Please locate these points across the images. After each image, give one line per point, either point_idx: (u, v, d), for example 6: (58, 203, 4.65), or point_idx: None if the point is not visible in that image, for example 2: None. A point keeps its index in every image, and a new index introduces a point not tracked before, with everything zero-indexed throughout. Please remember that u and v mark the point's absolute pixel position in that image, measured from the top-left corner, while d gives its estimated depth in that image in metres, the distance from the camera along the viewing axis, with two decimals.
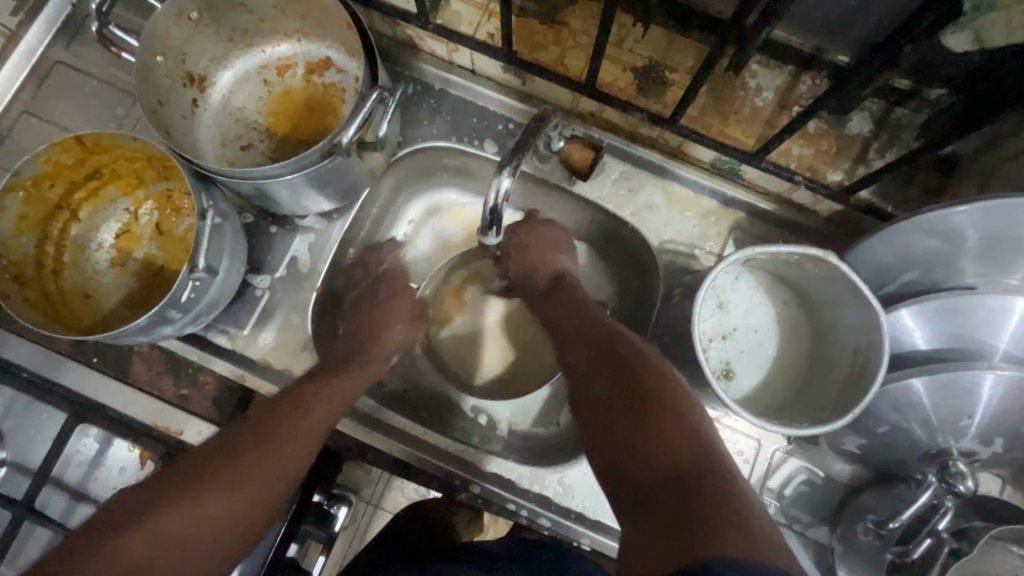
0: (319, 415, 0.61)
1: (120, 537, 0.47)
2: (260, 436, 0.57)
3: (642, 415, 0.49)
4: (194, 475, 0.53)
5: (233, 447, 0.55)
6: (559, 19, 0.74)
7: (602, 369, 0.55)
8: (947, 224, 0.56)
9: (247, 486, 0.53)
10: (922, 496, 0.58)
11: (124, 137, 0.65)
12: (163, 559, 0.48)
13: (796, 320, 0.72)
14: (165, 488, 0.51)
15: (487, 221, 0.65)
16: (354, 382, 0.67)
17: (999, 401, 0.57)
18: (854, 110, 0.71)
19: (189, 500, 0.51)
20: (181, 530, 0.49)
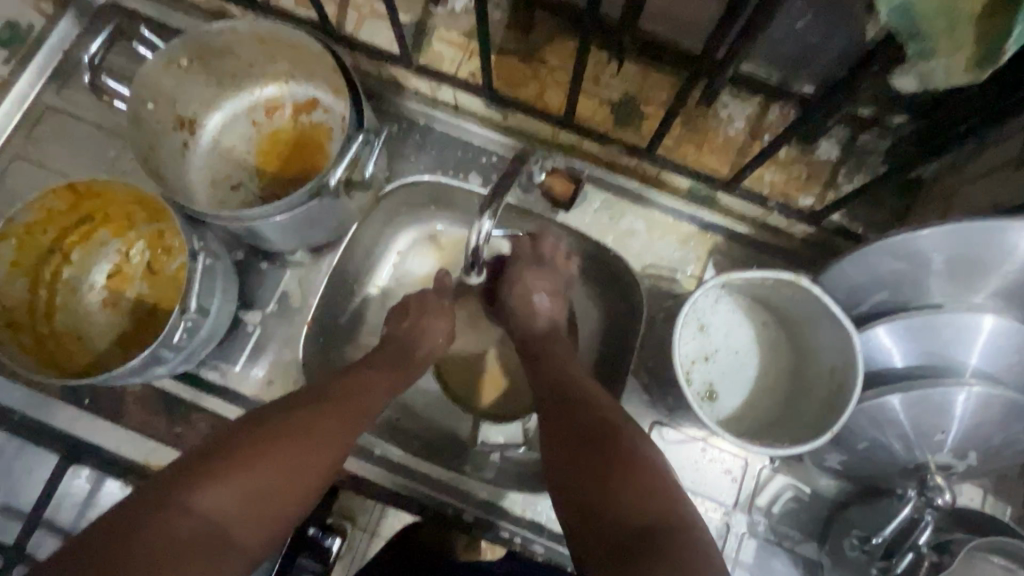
0: (369, 400, 0.63)
1: (186, 495, 0.48)
2: (316, 411, 0.58)
3: (604, 469, 0.52)
4: (256, 438, 0.53)
5: (294, 415, 0.56)
6: (538, 57, 0.77)
7: (569, 418, 0.58)
8: (913, 247, 0.59)
9: (310, 455, 0.55)
10: (903, 510, 0.59)
11: (115, 182, 0.67)
12: (227, 519, 0.48)
13: (775, 341, 0.74)
14: (229, 449, 0.52)
15: (470, 259, 0.67)
16: (393, 373, 0.69)
17: (971, 417, 0.59)
18: (823, 137, 0.74)
19: (253, 462, 0.51)
20: (246, 493, 0.50)
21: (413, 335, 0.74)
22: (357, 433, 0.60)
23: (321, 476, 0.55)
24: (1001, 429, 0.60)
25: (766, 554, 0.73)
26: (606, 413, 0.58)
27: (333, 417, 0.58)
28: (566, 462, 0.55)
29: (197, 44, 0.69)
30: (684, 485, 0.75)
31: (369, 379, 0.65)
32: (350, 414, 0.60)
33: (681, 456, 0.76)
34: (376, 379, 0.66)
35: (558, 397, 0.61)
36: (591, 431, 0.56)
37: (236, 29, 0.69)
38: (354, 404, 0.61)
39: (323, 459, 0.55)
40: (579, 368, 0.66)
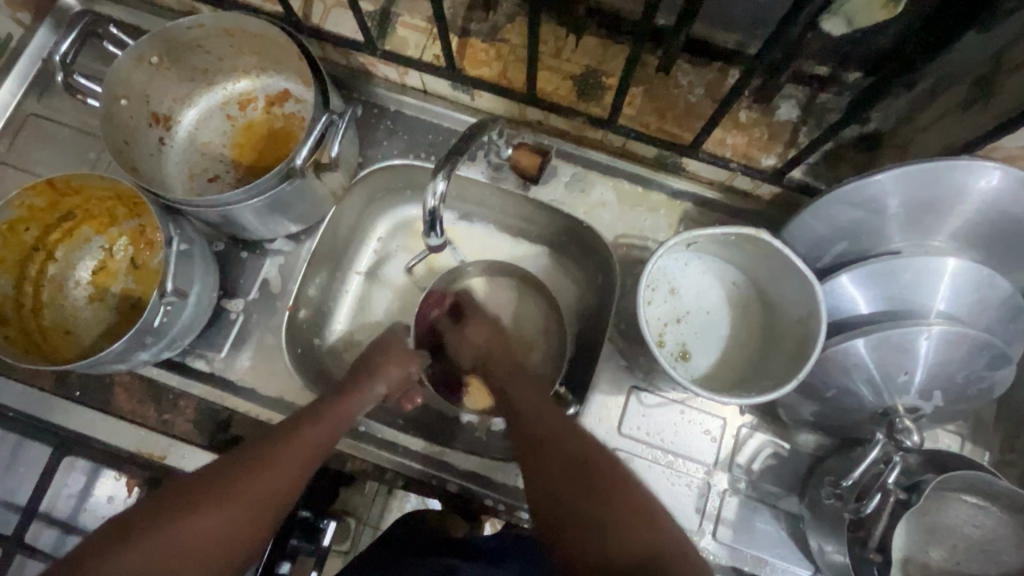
0: (330, 427, 0.63)
1: (136, 547, 0.49)
2: (272, 446, 0.59)
3: (595, 505, 0.54)
4: (213, 480, 0.55)
5: (251, 454, 0.58)
6: (500, 36, 0.79)
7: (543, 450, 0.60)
8: (867, 193, 0.60)
9: (264, 492, 0.56)
10: (873, 453, 0.61)
11: (92, 177, 0.69)
12: (179, 565, 0.50)
13: (747, 301, 0.74)
14: (182, 493, 0.53)
15: (429, 223, 0.67)
16: (359, 391, 0.69)
17: (935, 356, 0.60)
18: (781, 98, 0.75)
19: (205, 507, 0.52)
20: (198, 536, 0.51)
21: (375, 367, 0.72)
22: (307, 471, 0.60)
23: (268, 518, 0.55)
24: (964, 367, 0.61)
25: (748, 512, 0.74)
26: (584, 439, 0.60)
27: (282, 457, 0.58)
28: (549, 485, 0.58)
29: (166, 40, 0.71)
30: (664, 446, 0.76)
31: (326, 413, 0.64)
32: (302, 450, 0.60)
33: (661, 420, 0.77)
34: (339, 406, 0.66)
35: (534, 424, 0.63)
36: (578, 460, 0.58)
37: (204, 24, 0.71)
38: (306, 443, 0.60)
39: (278, 493, 0.56)
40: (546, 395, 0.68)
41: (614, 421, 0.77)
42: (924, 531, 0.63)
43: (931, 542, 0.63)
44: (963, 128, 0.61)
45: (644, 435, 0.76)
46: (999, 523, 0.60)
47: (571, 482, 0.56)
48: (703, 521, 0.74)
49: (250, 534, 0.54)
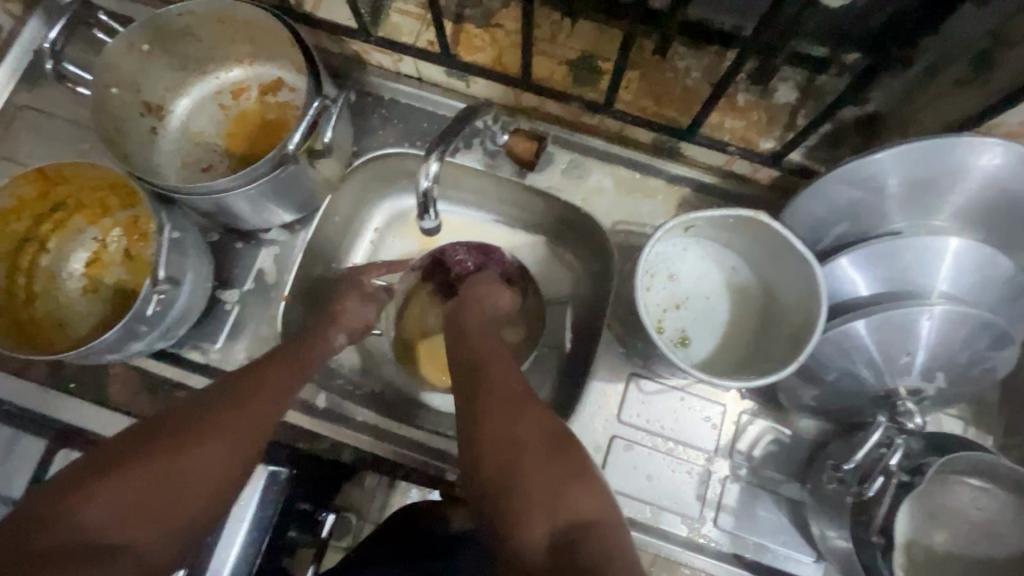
0: (277, 396, 0.61)
1: (67, 508, 0.48)
2: (214, 414, 0.56)
3: (532, 450, 0.52)
4: (149, 444, 0.52)
5: (192, 420, 0.55)
6: (494, 21, 0.78)
7: (501, 406, 0.56)
8: (865, 172, 0.60)
9: (201, 459, 0.53)
10: (875, 435, 0.60)
11: (82, 166, 0.68)
12: (108, 529, 0.48)
13: (746, 286, 0.74)
14: (118, 456, 0.51)
15: (423, 204, 0.67)
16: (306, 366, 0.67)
17: (936, 336, 0.60)
18: (778, 81, 0.74)
19: (138, 470, 0.50)
20: (131, 501, 0.49)
21: (338, 314, 0.76)
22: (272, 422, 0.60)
23: (232, 470, 0.54)
24: (966, 348, 0.60)
25: (750, 500, 0.73)
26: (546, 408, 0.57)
27: (245, 411, 0.58)
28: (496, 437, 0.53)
29: (157, 28, 0.71)
30: (663, 433, 0.75)
31: (285, 366, 0.65)
32: (262, 402, 0.60)
33: (661, 407, 0.76)
34: (285, 373, 0.64)
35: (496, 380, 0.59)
36: (537, 423, 0.54)
37: (194, 11, 0.70)
38: (268, 395, 0.61)
39: (215, 465, 0.53)
40: (508, 362, 0.63)
41: (613, 409, 0.76)
42: (928, 514, 0.62)
43: (934, 525, 0.62)
44: (962, 105, 0.60)
45: (643, 423, 0.76)
46: (1003, 506, 0.59)
47: (511, 436, 0.53)
48: (704, 508, 0.73)
49: (212, 486, 0.53)
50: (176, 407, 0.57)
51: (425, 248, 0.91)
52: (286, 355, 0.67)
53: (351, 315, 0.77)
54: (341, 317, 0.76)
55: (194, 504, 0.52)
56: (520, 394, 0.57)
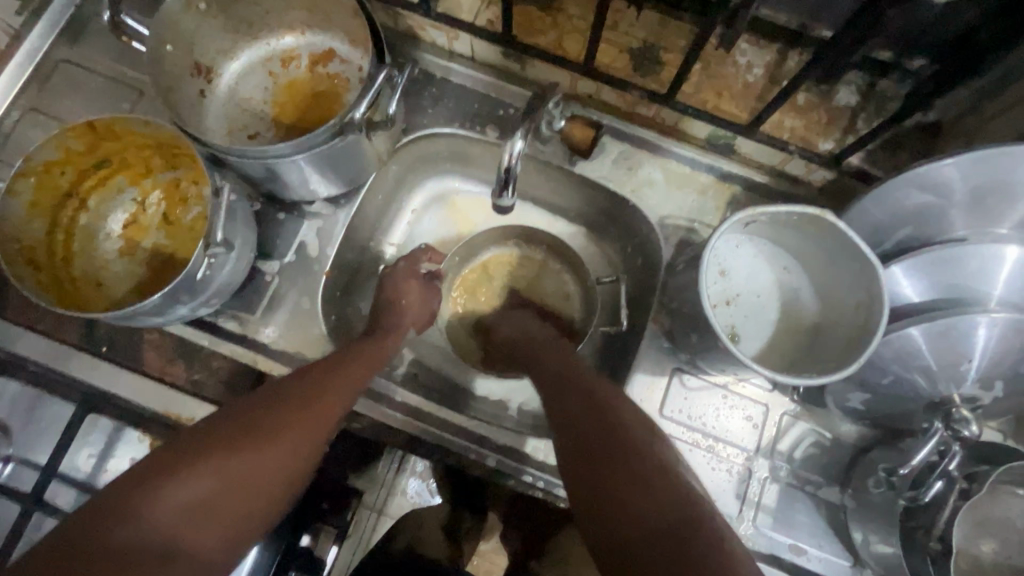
0: (343, 400, 0.62)
1: (145, 500, 0.48)
2: (282, 415, 0.57)
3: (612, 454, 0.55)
4: (217, 444, 0.53)
5: (265, 416, 0.56)
6: (556, 5, 0.77)
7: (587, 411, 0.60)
8: (938, 177, 0.59)
9: (269, 460, 0.54)
10: (931, 441, 0.59)
11: (137, 122, 0.66)
12: (181, 527, 0.49)
13: (796, 287, 0.73)
14: (190, 453, 0.51)
15: (504, 181, 0.64)
16: (367, 361, 0.67)
17: (997, 344, 0.59)
18: (840, 83, 0.74)
19: (217, 468, 0.51)
20: (199, 498, 0.50)
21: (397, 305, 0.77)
22: (333, 423, 0.61)
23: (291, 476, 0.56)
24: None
25: (789, 502, 0.73)
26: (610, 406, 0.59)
27: (314, 415, 0.59)
28: (583, 442, 0.57)
29: None
30: (705, 431, 0.75)
31: (351, 369, 0.65)
32: (329, 406, 0.60)
33: (702, 404, 0.75)
34: (354, 375, 0.65)
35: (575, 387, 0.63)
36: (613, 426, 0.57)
37: None
38: (335, 399, 0.61)
39: (280, 470, 0.55)
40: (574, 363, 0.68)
41: (655, 403, 0.75)
42: (977, 523, 0.62)
43: (982, 535, 0.62)
44: None
45: (685, 420, 0.75)
46: None
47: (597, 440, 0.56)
48: (743, 507, 0.73)
49: (274, 493, 0.55)
50: (233, 406, 0.57)
51: (461, 236, 0.92)
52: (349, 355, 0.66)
53: (411, 304, 0.78)
54: (404, 304, 0.77)
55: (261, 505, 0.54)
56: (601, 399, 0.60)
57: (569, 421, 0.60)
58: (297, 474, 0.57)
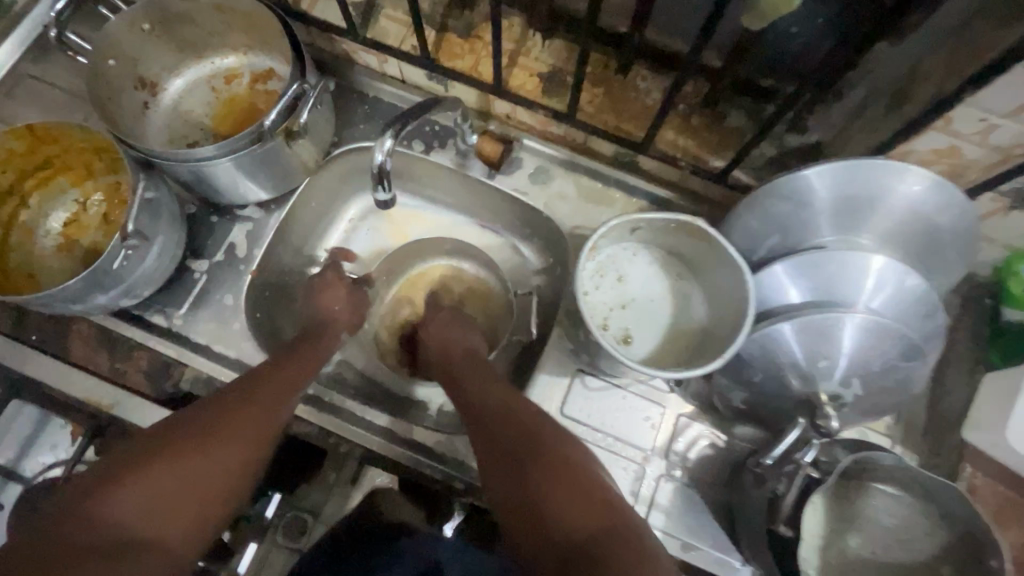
0: (288, 397, 0.66)
1: (102, 503, 0.51)
2: (232, 414, 0.61)
3: (535, 459, 0.58)
4: (171, 443, 0.56)
5: (216, 416, 0.60)
6: (474, 34, 0.84)
7: (515, 421, 0.63)
8: (794, 189, 0.65)
9: (225, 457, 0.58)
10: (793, 433, 0.62)
11: (72, 127, 0.72)
12: (141, 526, 0.52)
13: (688, 294, 0.77)
14: (145, 455, 0.55)
15: (378, 175, 0.67)
16: (305, 365, 0.71)
17: (854, 342, 0.63)
18: (730, 107, 0.80)
19: (172, 467, 0.55)
20: (156, 498, 0.53)
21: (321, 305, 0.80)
22: (283, 417, 0.65)
23: (248, 471, 0.60)
24: (883, 358, 0.64)
25: (683, 500, 0.75)
26: (538, 418, 0.63)
27: (260, 412, 0.63)
28: (508, 448, 0.60)
29: (159, 10, 0.76)
30: (603, 430, 0.78)
31: (291, 369, 0.69)
32: (276, 404, 0.64)
33: (602, 404, 0.79)
34: (294, 372, 0.69)
35: (502, 402, 0.66)
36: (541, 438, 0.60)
37: None
38: (281, 396, 0.65)
39: (232, 466, 0.59)
40: (497, 383, 0.70)
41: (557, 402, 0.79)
42: (844, 518, 0.64)
43: (849, 530, 0.64)
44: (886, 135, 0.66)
45: (585, 418, 0.78)
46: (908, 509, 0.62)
47: (519, 452, 0.59)
48: (636, 504, 0.75)
49: (233, 489, 0.59)
50: (179, 416, 0.60)
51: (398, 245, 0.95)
52: (290, 356, 0.71)
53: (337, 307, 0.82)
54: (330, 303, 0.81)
55: (222, 500, 0.58)
56: (528, 413, 0.64)
57: (495, 435, 0.63)
58: (252, 470, 0.61)
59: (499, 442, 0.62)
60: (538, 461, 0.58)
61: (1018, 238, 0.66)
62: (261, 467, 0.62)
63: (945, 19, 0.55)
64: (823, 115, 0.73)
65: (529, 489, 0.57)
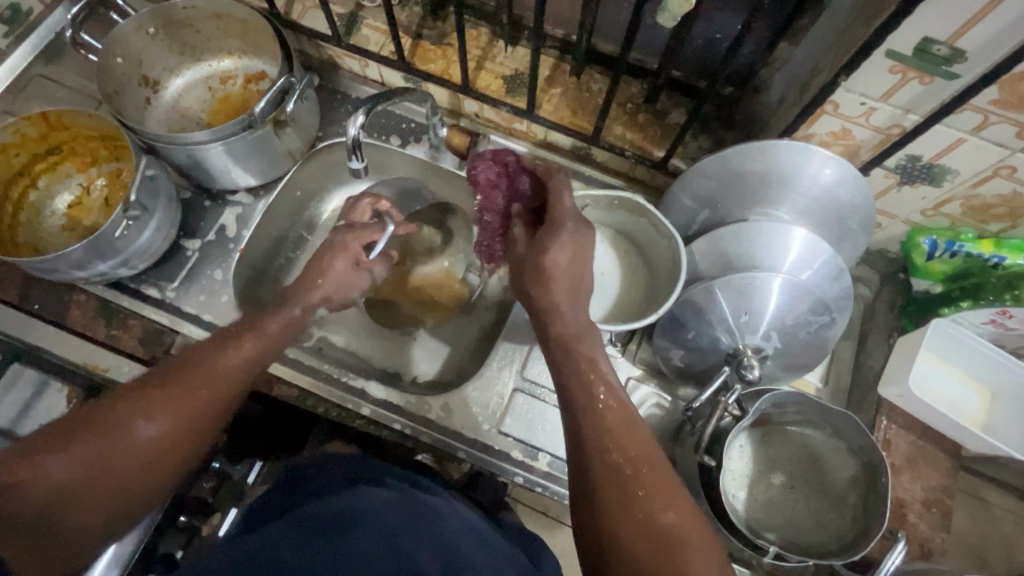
0: (221, 375, 0.62)
1: (22, 476, 0.53)
2: (156, 390, 0.59)
3: (619, 480, 0.51)
4: (93, 421, 0.57)
5: (139, 392, 0.59)
6: (446, 41, 0.95)
7: (606, 426, 0.54)
8: (717, 168, 0.76)
9: (144, 435, 0.57)
10: (719, 378, 0.71)
11: (83, 116, 0.81)
12: (65, 500, 0.54)
13: (635, 268, 0.86)
14: (69, 431, 0.56)
15: (351, 147, 0.76)
16: (246, 356, 0.65)
17: (770, 299, 0.72)
18: (671, 106, 0.90)
19: (88, 444, 0.55)
20: (74, 474, 0.54)
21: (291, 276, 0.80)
22: (212, 396, 0.61)
23: (176, 448, 0.58)
24: (798, 314, 0.73)
25: None
26: (634, 432, 0.54)
27: (185, 391, 0.60)
28: (593, 459, 0.53)
29: (163, 16, 0.86)
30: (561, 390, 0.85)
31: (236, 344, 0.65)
32: (204, 382, 0.61)
33: None
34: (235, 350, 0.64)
35: (592, 408, 0.55)
36: (634, 453, 0.53)
37: (196, 6, 0.86)
38: (212, 373, 0.62)
39: (152, 444, 0.57)
40: (603, 372, 0.58)
41: (517, 366, 0.86)
42: (766, 456, 0.73)
43: (772, 469, 0.73)
44: None
45: (543, 379, 0.85)
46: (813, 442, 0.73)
47: (606, 466, 0.52)
48: None
49: (160, 466, 0.58)
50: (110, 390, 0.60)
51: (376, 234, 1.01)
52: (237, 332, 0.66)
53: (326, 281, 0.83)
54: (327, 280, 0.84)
55: (149, 476, 0.57)
56: (616, 418, 0.55)
57: (581, 437, 0.54)
58: (179, 448, 0.59)
59: (586, 450, 0.54)
60: (613, 478, 0.51)
61: (914, 213, 0.76)
62: (196, 445, 0.60)
63: (829, 23, 0.66)
64: (748, 110, 0.84)
65: (603, 506, 0.51)
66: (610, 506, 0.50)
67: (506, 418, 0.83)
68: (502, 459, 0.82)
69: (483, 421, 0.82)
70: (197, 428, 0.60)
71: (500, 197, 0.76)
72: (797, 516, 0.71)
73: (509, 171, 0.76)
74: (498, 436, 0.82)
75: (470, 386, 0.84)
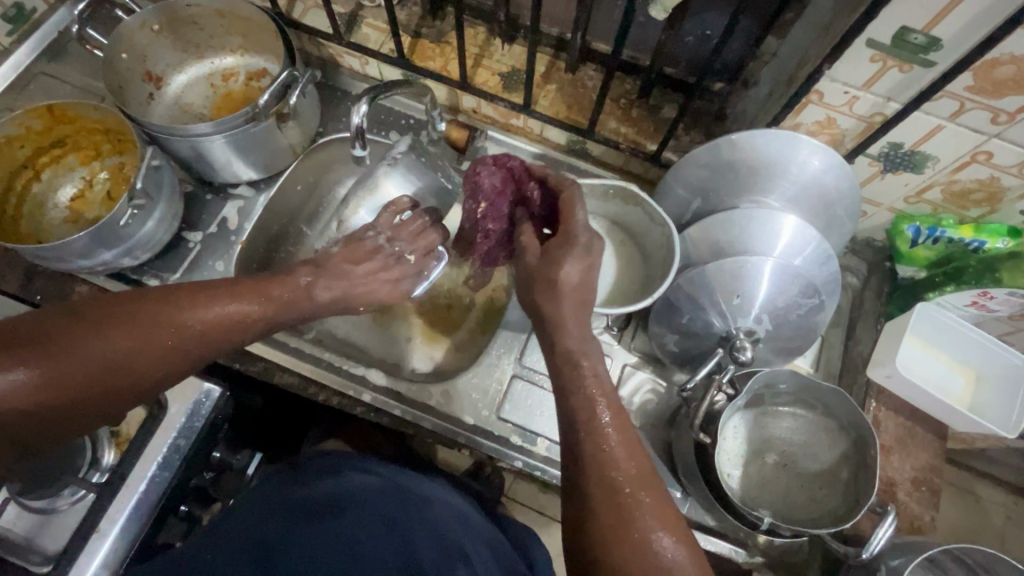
0: (205, 317, 0.63)
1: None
2: (135, 314, 0.60)
3: (617, 510, 0.52)
4: (69, 327, 0.57)
5: (117, 312, 0.60)
6: (444, 39, 0.97)
7: (608, 457, 0.54)
8: (707, 158, 0.78)
9: (117, 353, 0.58)
10: (713, 360, 0.72)
11: (88, 108, 0.82)
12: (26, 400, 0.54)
13: (630, 256, 0.88)
14: (39, 334, 0.56)
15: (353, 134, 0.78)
16: (233, 312, 0.65)
17: (760, 282, 0.74)
18: (663, 101, 0.93)
19: (61, 351, 0.56)
20: (38, 378, 0.54)
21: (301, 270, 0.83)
22: (193, 332, 0.63)
23: (148, 375, 0.60)
24: (788, 297, 0.75)
25: None
26: (636, 463, 0.55)
27: (167, 323, 0.61)
28: (593, 487, 0.53)
29: (167, 13, 0.88)
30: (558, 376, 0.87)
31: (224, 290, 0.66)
32: (188, 320, 0.62)
33: None
34: (224, 294, 0.65)
35: (596, 439, 0.55)
36: (631, 481, 0.54)
37: (200, 3, 0.88)
38: (194, 312, 0.63)
39: (125, 363, 0.59)
40: (611, 404, 0.58)
41: (516, 354, 0.87)
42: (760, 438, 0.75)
43: (765, 450, 0.75)
44: None
45: (541, 366, 0.87)
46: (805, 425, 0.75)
47: (604, 497, 0.53)
48: None
49: (128, 387, 0.59)
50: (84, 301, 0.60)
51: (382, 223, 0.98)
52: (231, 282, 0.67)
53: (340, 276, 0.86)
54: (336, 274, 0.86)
55: (114, 393, 0.58)
56: (615, 448, 0.55)
57: (583, 465, 0.55)
58: (151, 373, 0.60)
59: (585, 480, 0.54)
60: (612, 507, 0.52)
61: (897, 200, 0.79)
62: (167, 375, 0.62)
63: (813, 16, 0.69)
64: (738, 104, 0.86)
65: (603, 535, 0.51)
66: (608, 535, 0.51)
67: (505, 405, 0.84)
68: (501, 444, 0.83)
69: (482, 407, 0.84)
70: (171, 360, 0.62)
71: (503, 204, 0.76)
72: (790, 495, 0.73)
73: (516, 176, 0.76)
74: (498, 422, 0.84)
75: (470, 373, 0.86)
